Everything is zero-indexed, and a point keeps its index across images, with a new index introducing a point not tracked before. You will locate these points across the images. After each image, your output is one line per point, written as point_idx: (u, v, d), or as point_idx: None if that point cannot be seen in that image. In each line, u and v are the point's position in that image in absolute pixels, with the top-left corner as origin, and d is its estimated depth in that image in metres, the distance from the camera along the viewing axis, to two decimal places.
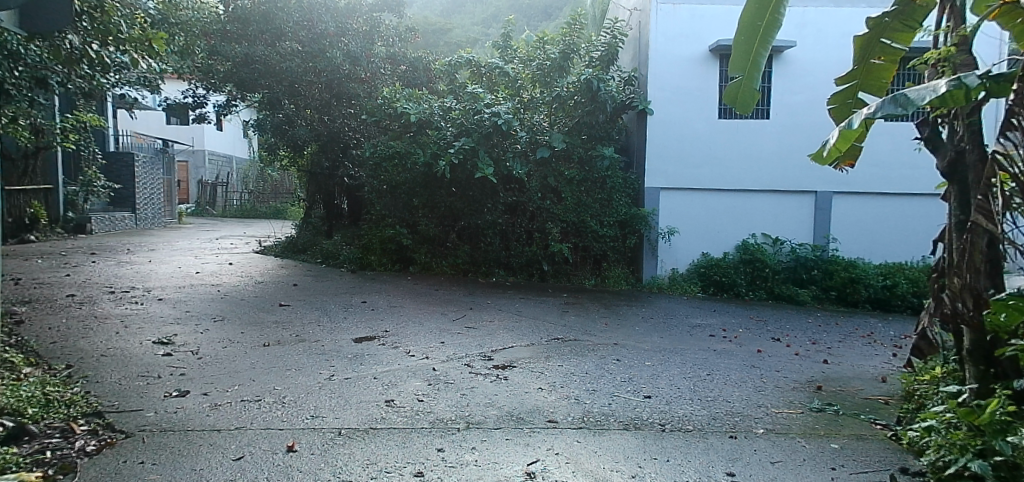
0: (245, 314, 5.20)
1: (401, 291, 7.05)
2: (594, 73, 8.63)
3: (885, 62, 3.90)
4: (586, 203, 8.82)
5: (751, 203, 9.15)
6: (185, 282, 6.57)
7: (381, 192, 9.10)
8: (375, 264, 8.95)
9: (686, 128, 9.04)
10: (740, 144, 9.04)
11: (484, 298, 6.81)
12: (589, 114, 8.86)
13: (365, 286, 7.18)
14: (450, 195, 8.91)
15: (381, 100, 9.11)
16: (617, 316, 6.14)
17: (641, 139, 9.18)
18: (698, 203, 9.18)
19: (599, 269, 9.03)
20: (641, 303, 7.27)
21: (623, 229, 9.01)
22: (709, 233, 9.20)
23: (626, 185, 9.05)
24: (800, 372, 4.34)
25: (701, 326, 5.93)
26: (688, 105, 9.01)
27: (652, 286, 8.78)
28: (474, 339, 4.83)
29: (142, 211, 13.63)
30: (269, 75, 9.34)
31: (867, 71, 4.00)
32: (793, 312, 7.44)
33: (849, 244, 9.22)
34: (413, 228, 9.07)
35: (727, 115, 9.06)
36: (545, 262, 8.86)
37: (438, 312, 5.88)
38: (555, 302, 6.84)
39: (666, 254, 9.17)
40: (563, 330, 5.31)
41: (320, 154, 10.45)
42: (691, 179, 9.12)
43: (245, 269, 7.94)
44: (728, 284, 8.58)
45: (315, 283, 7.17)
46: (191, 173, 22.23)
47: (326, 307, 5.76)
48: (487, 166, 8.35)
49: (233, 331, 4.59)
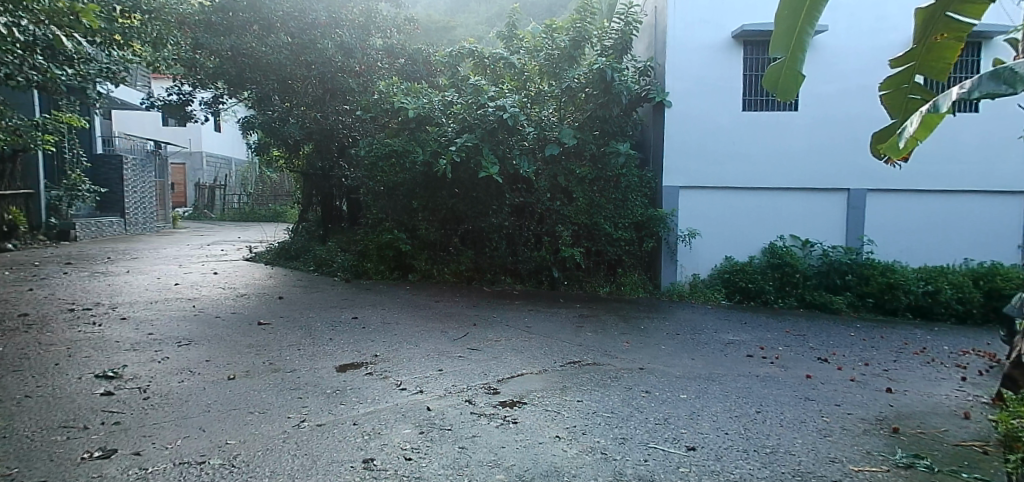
0: (217, 335, 4.56)
1: (398, 303, 6.42)
2: (607, 63, 7.95)
3: (951, 40, 3.34)
4: (599, 203, 8.14)
5: (778, 203, 8.44)
6: (159, 296, 5.95)
7: (378, 195, 8.45)
8: (372, 271, 8.32)
9: (708, 122, 8.33)
10: (767, 139, 8.32)
11: (489, 311, 6.15)
12: (602, 107, 8.18)
13: (358, 298, 6.55)
14: (452, 197, 8.26)
15: (378, 95, 8.48)
16: (639, 332, 5.46)
17: (658, 134, 8.49)
18: (720, 203, 8.47)
19: (614, 276, 8.35)
20: (664, 314, 6.58)
21: (639, 232, 8.32)
22: (733, 235, 8.48)
23: (642, 184, 8.36)
24: (865, 406, 3.64)
25: (734, 343, 5.24)
26: (709, 96, 8.30)
27: (671, 293, 8.09)
28: (477, 365, 4.17)
29: (132, 216, 13.08)
30: (258, 70, 8.74)
31: (928, 51, 3.46)
32: (831, 324, 6.73)
33: (886, 246, 8.48)
34: (412, 232, 8.42)
35: (752, 107, 8.35)
36: (555, 268, 8.19)
37: (437, 329, 5.24)
38: (568, 315, 6.17)
39: (687, 259, 8.47)
40: (579, 351, 4.64)
41: (315, 154, 9.84)
42: (713, 177, 8.41)
43: (230, 279, 7.33)
44: (755, 291, 7.87)
45: (304, 295, 6.53)
46: (189, 175, 21.74)
47: (311, 325, 5.12)
48: (492, 165, 7.69)
49: (197, 358, 3.94)
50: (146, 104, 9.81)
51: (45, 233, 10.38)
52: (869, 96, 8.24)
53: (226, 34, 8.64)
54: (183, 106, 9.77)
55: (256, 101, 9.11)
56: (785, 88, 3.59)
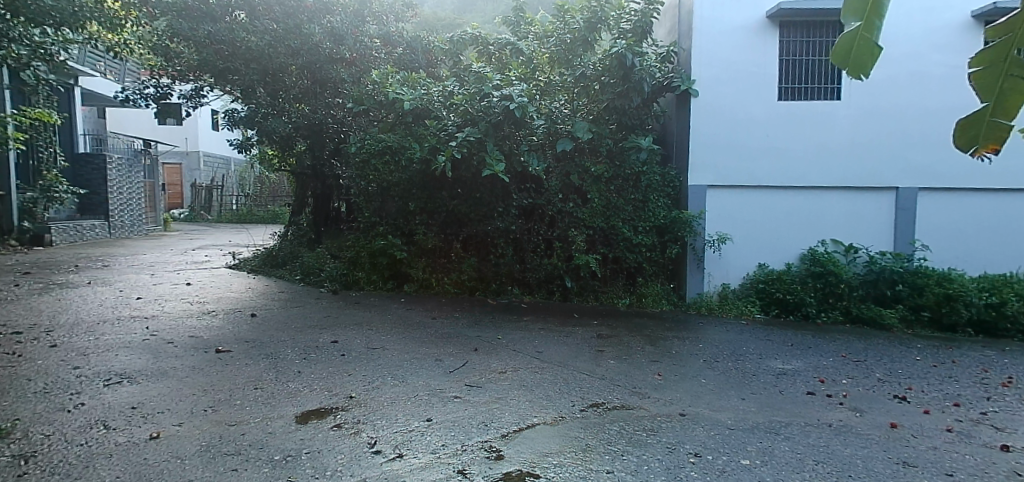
0: (160, 368, 3.74)
1: (388, 321, 5.59)
2: (627, 47, 7.09)
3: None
4: (617, 205, 7.29)
5: (818, 203, 7.51)
6: (111, 315, 5.15)
7: (369, 196, 7.60)
8: (364, 281, 7.49)
9: (739, 113, 7.43)
10: (806, 132, 7.41)
11: (493, 331, 5.32)
12: (620, 97, 7.30)
13: (343, 314, 5.73)
14: (453, 198, 7.44)
15: (371, 85, 7.68)
16: (670, 359, 4.59)
17: (683, 126, 7.60)
18: (753, 204, 7.54)
19: (634, 286, 7.47)
20: (695, 333, 5.71)
21: (661, 237, 7.44)
22: (768, 239, 7.55)
23: (665, 183, 7.47)
24: (986, 475, 2.74)
25: (787, 376, 4.37)
26: (741, 84, 7.40)
27: (698, 306, 7.21)
28: (475, 411, 3.31)
29: (116, 219, 12.38)
30: (238, 58, 7.95)
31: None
32: (888, 345, 5.81)
33: (939, 252, 7.53)
34: (409, 237, 7.60)
35: (789, 96, 7.45)
36: (567, 277, 7.34)
37: (430, 356, 4.41)
38: (585, 336, 5.32)
39: (716, 266, 7.55)
40: (601, 389, 3.78)
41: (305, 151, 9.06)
42: (745, 175, 7.49)
43: (204, 291, 6.55)
44: (794, 304, 6.98)
45: (281, 311, 5.72)
46: (184, 176, 21.29)
47: (279, 352, 4.30)
48: (496, 161, 6.85)
49: (121, 405, 3.12)
50: (120, 97, 8.93)
51: (17, 238, 9.72)
52: (923, 83, 7.29)
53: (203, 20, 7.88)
54: (162, 100, 8.95)
55: (240, 93, 8.34)
56: (858, 64, 1.90)
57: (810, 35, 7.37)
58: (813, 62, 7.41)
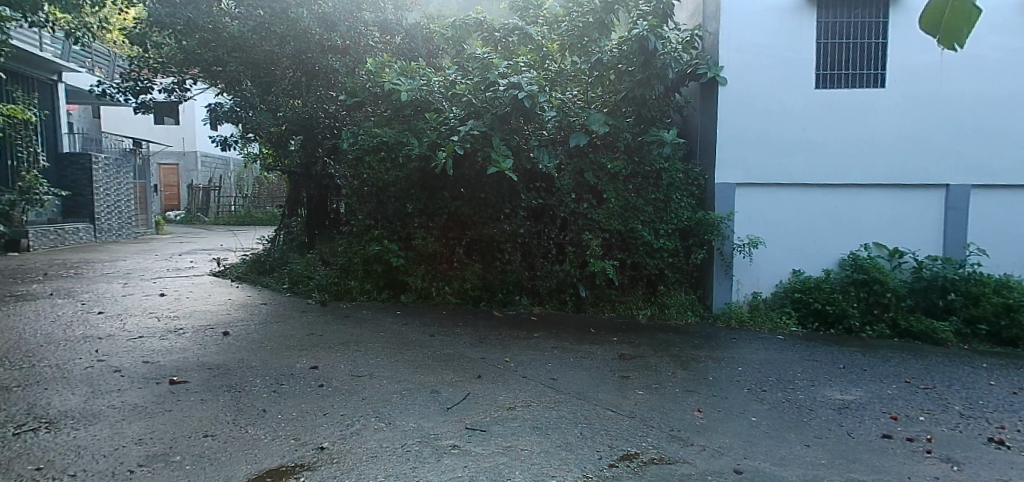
0: (91, 410, 3.06)
1: (380, 339, 4.92)
2: (649, 29, 6.38)
3: None
4: (636, 205, 6.61)
5: (860, 202, 6.75)
6: (60, 335, 4.49)
7: (363, 196, 6.92)
8: (356, 291, 6.79)
9: (772, 103, 6.71)
10: (845, 124, 6.67)
11: (499, 352, 4.63)
12: (639, 86, 6.61)
13: (329, 331, 5.06)
14: (455, 198, 6.76)
15: (365, 76, 7.02)
16: (708, 389, 3.89)
17: (709, 118, 6.89)
18: (787, 204, 6.79)
19: (655, 295, 6.75)
20: (730, 353, 5.00)
21: (685, 241, 6.73)
22: (804, 243, 6.79)
23: (689, 181, 6.76)
24: None
25: (851, 411, 3.66)
26: (774, 71, 6.67)
27: (727, 318, 6.48)
28: (476, 468, 2.60)
29: (103, 221, 11.81)
30: (221, 46, 7.32)
31: None
32: (952, 365, 5.06)
33: (995, 257, 6.74)
34: (407, 242, 6.91)
35: (827, 84, 6.71)
36: (581, 285, 6.65)
37: (425, 387, 3.72)
38: (605, 357, 4.63)
39: (746, 273, 6.80)
40: (631, 433, 3.08)
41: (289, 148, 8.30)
42: (779, 172, 6.74)
43: (178, 303, 5.90)
44: (835, 316, 6.25)
45: (259, 327, 5.06)
46: (180, 177, 20.90)
47: (244, 383, 3.63)
48: (503, 157, 6.16)
49: (24, 464, 2.42)
50: (96, 92, 8.23)
51: None
52: (977, 68, 6.53)
53: (183, 6, 7.25)
54: (141, 94, 8.15)
55: (225, 85, 7.71)
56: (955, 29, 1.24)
57: (850, 16, 6.66)
58: (854, 45, 6.69)
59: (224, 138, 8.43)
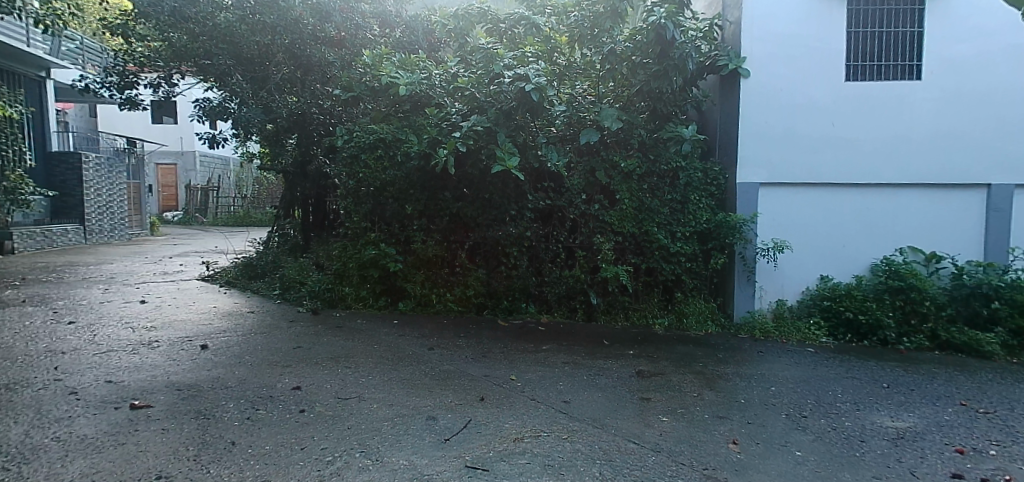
0: (28, 445, 2.61)
1: (374, 352, 4.49)
2: (667, 17, 5.89)
3: None
4: (651, 206, 6.16)
5: (893, 203, 6.27)
6: (19, 349, 4.07)
7: (359, 197, 6.48)
8: (351, 298, 6.34)
9: (798, 97, 6.23)
10: (878, 119, 6.19)
11: (504, 369, 4.18)
12: (655, 78, 6.14)
13: (318, 344, 4.63)
14: (457, 199, 6.32)
15: (362, 69, 6.60)
16: (742, 415, 3.42)
17: (730, 114, 6.43)
18: (815, 205, 6.31)
19: (671, 302, 6.28)
20: (759, 369, 4.53)
21: (704, 245, 6.27)
22: (833, 248, 6.30)
23: (708, 180, 6.31)
24: None
25: (909, 442, 3.18)
26: (800, 62, 6.20)
27: (751, 328, 6.01)
28: None
29: (93, 222, 11.50)
30: (209, 38, 6.92)
31: None
32: (1006, 382, 4.57)
33: None
34: (406, 245, 6.48)
35: (857, 76, 6.23)
36: (592, 292, 6.20)
37: (421, 412, 3.28)
38: (622, 375, 4.17)
39: (770, 280, 6.33)
40: (661, 474, 2.62)
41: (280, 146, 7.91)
42: (805, 171, 6.26)
43: (157, 311, 5.47)
44: (868, 326, 5.77)
45: (240, 339, 4.64)
46: (178, 177, 20.63)
47: (214, 408, 3.18)
48: (509, 154, 5.72)
49: None
50: (79, 86, 7.80)
51: None
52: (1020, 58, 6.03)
53: None
54: (126, 89, 7.73)
55: (213, 80, 7.32)
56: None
57: (881, 3, 6.20)
58: (886, 35, 6.21)
59: (212, 135, 7.94)
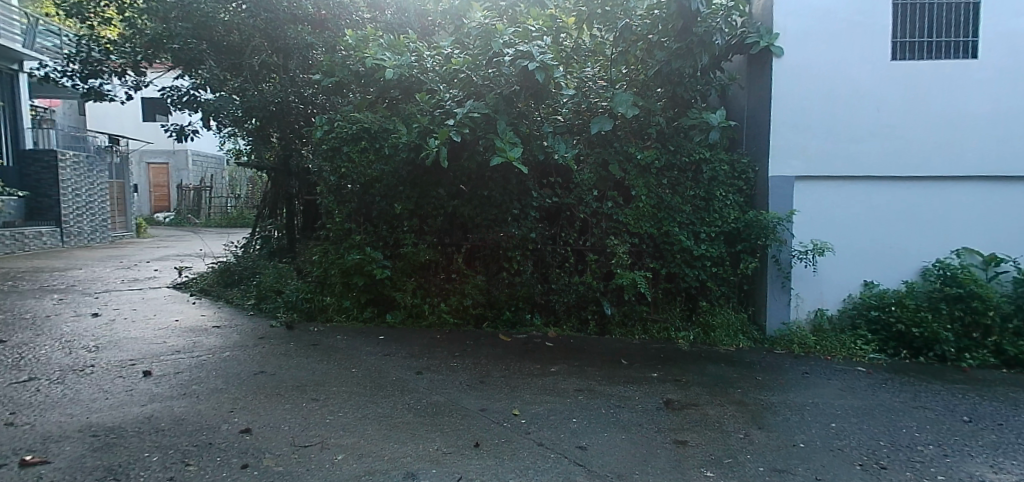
0: None
1: (351, 377, 3.81)
2: None
3: None
4: (672, 204, 5.43)
5: (948, 198, 5.45)
6: None
7: (343, 195, 5.79)
8: (333, 309, 5.63)
9: (838, 78, 5.45)
10: (929, 102, 5.37)
11: (505, 400, 3.47)
12: (676, 57, 5.41)
13: (286, 368, 3.93)
14: (452, 197, 5.64)
15: (346, 52, 5.93)
16: (807, 469, 2.67)
17: (759, 98, 5.68)
18: (857, 201, 5.53)
19: (696, 312, 5.57)
20: (810, 398, 3.80)
21: (732, 247, 5.54)
22: (878, 250, 5.53)
23: (735, 174, 5.56)
24: None
25: None
26: (840, 39, 5.43)
27: (789, 343, 5.29)
28: None
29: (71, 224, 11.26)
30: (179, 19, 6.28)
31: None
32: None
33: None
34: (396, 249, 5.79)
35: (905, 54, 5.41)
36: (605, 301, 5.48)
37: (397, 467, 2.54)
38: (646, 408, 3.44)
39: (806, 286, 5.59)
40: None
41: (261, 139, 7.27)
42: (846, 162, 5.47)
43: (107, 326, 4.77)
44: (924, 340, 5.02)
45: (193, 360, 3.97)
46: (169, 177, 20.30)
47: (129, 464, 2.46)
48: (510, 144, 5.01)
49: None
50: (38, 76, 7.12)
51: None
52: None
53: None
54: (89, 79, 7.02)
55: (185, 67, 6.67)
56: None
57: None
58: (938, 7, 5.40)
59: (179, 126, 7.29)
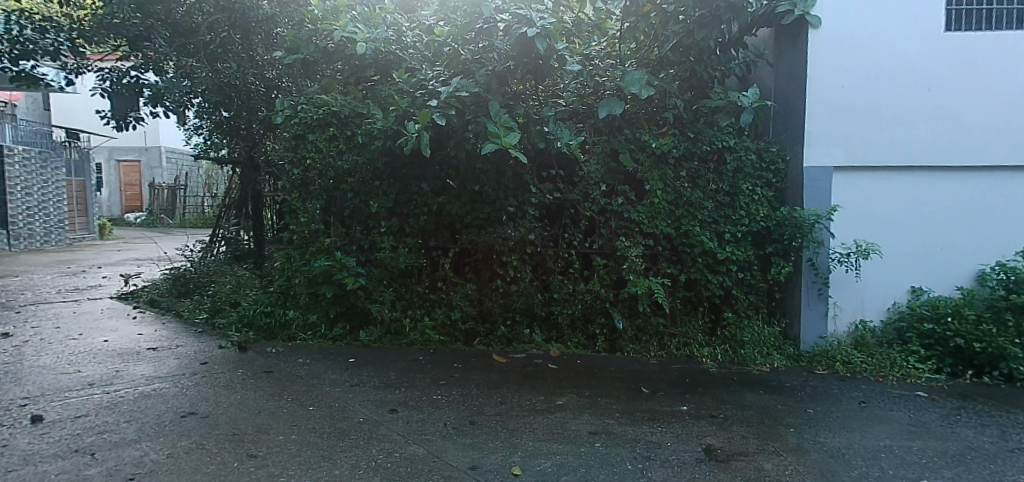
0: None
1: (305, 418, 3.01)
2: None
3: None
4: (692, 200, 4.68)
5: (1008, 191, 4.72)
6: None
7: (311, 191, 4.99)
8: (298, 325, 4.81)
9: (884, 52, 4.70)
10: (989, 80, 4.63)
11: (502, 452, 2.68)
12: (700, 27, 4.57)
13: (224, 407, 3.11)
14: (438, 193, 4.85)
15: (313, 24, 5.10)
16: None
17: (791, 77, 4.93)
18: (905, 195, 4.79)
19: (719, 324, 4.82)
20: (880, 441, 3.04)
21: (761, 249, 4.79)
22: (928, 251, 4.80)
23: (764, 165, 4.81)
24: None
25: None
26: (887, 6, 4.68)
27: (828, 361, 4.56)
28: None
29: (19, 226, 10.60)
30: None
31: None
32: None
33: None
34: (372, 254, 4.99)
35: (960, 25, 4.67)
36: (615, 312, 4.72)
37: None
38: (683, 461, 2.66)
39: (846, 294, 4.86)
40: None
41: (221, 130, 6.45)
42: (894, 150, 4.73)
43: (15, 352, 3.90)
44: (989, 357, 4.28)
45: (105, 397, 3.15)
46: (143, 175, 19.45)
47: None
48: (504, 128, 4.22)
49: None
50: None
51: None
52: None
53: None
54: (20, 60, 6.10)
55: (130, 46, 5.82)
56: None
57: None
58: None
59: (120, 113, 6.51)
